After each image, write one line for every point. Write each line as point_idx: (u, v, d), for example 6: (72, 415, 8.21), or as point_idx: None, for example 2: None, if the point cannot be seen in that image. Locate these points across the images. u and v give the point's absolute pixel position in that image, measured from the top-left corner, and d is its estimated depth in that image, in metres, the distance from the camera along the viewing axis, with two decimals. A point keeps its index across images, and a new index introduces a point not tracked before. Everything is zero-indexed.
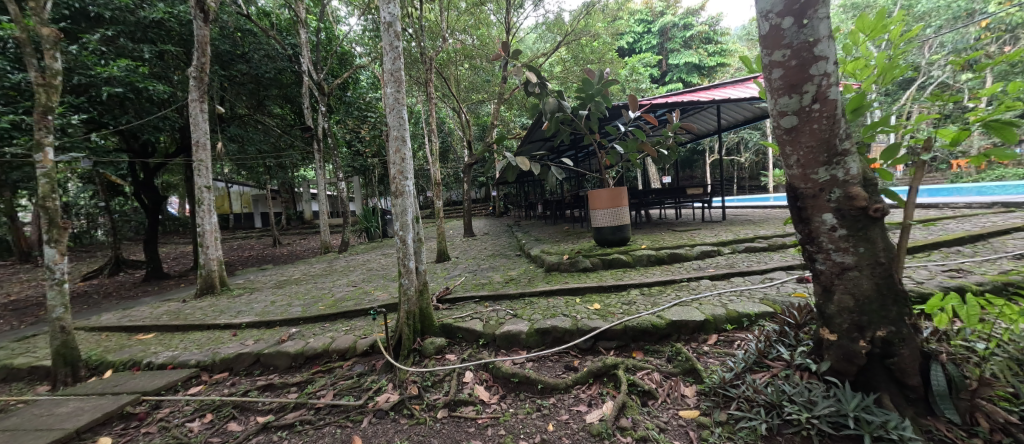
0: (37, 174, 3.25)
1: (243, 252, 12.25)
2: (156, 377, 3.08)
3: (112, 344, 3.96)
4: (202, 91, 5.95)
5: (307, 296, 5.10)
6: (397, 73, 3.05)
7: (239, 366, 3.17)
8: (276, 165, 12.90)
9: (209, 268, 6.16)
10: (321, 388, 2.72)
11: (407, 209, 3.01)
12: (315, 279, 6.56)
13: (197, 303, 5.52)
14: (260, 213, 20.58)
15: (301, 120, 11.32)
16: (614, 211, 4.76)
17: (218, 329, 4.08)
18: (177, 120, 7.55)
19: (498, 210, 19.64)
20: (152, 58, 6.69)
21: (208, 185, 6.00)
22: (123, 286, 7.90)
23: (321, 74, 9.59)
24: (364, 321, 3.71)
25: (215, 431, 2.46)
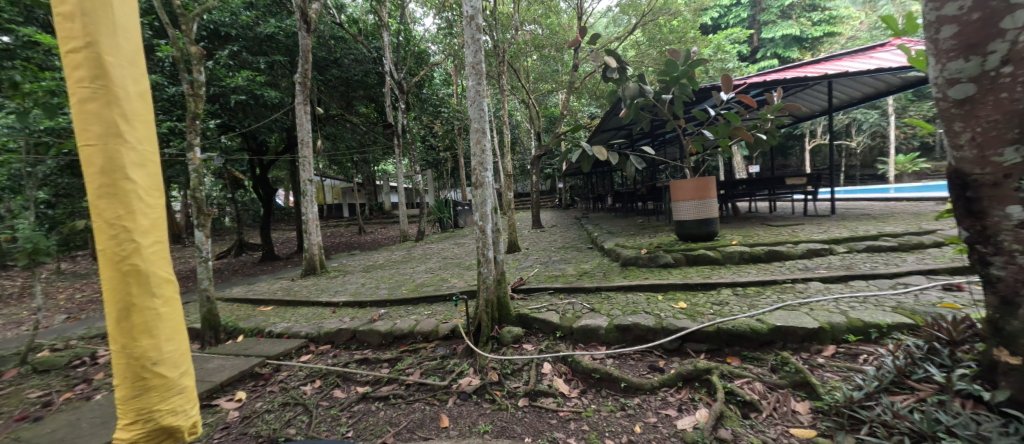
0: (189, 170, 3.93)
1: (336, 239, 13.71)
2: (275, 344, 3.57)
3: (241, 314, 4.68)
4: (305, 94, 6.68)
5: (391, 281, 5.52)
6: (478, 66, 3.11)
7: (339, 340, 3.54)
8: (362, 160, 14.15)
9: (312, 251, 6.97)
10: (409, 366, 2.94)
11: (486, 199, 3.09)
12: (397, 265, 7.08)
13: (303, 282, 6.32)
14: (348, 204, 22.83)
15: (383, 117, 12.23)
16: (700, 202, 4.38)
17: (321, 306, 4.60)
18: (286, 121, 8.62)
19: (565, 202, 19.41)
20: (266, 68, 7.68)
21: (310, 178, 6.78)
22: (246, 265, 9.32)
23: (401, 74, 10.22)
24: (445, 306, 3.92)
25: (323, 395, 2.76)
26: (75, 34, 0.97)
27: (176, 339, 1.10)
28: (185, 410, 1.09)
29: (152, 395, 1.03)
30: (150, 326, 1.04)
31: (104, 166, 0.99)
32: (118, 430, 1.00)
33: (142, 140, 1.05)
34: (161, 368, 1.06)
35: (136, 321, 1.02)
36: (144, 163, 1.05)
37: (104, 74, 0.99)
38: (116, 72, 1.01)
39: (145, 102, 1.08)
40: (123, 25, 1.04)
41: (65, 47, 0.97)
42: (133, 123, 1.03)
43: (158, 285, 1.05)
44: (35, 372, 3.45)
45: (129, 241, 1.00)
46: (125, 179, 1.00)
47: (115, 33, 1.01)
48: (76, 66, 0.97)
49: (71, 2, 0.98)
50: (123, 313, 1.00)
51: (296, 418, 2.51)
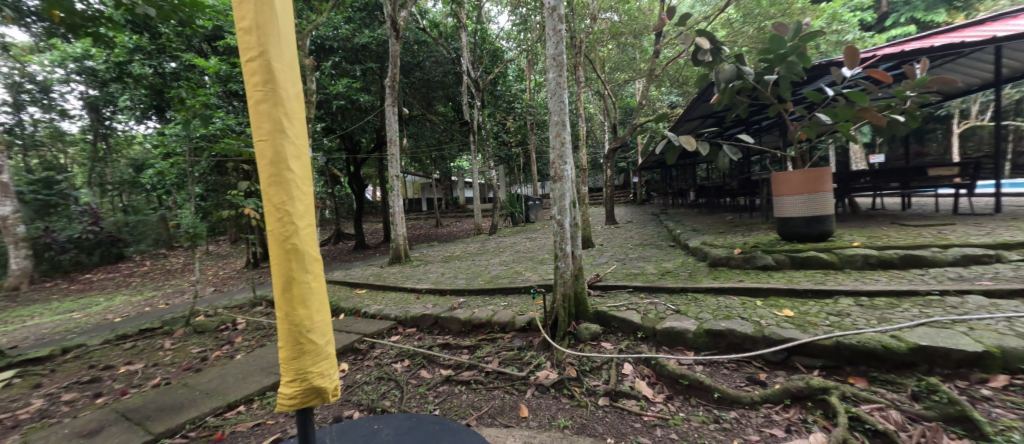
0: None
1: (417, 230, 14.76)
2: (370, 323, 3.95)
3: (341, 295, 5.28)
4: (393, 97, 7.25)
5: (468, 272, 5.77)
6: (559, 57, 3.07)
7: (423, 324, 3.80)
8: (440, 157, 14.99)
9: (398, 242, 7.58)
10: (488, 354, 3.04)
11: (565, 193, 3.05)
12: (472, 257, 7.39)
13: (391, 269, 6.91)
14: (427, 198, 24.41)
15: (460, 116, 12.80)
16: (810, 197, 3.83)
17: (407, 291, 4.99)
18: (376, 122, 9.46)
19: (641, 197, 18.44)
20: (361, 74, 8.50)
21: (397, 174, 7.36)
22: (343, 252, 10.50)
23: (478, 72, 10.55)
24: (521, 299, 3.99)
25: (411, 374, 2.99)
26: (245, 16, 1.02)
27: (322, 309, 1.15)
28: (330, 376, 1.15)
29: (305, 359, 1.10)
30: (303, 296, 1.09)
31: (273, 155, 1.04)
32: (279, 389, 1.07)
33: (297, 117, 1.09)
34: (311, 336, 1.12)
35: (293, 291, 1.07)
36: (299, 139, 1.08)
37: (268, 54, 1.02)
38: (277, 51, 1.04)
39: (299, 81, 1.11)
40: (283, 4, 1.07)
41: (238, 29, 1.03)
42: (290, 100, 1.07)
43: (309, 257, 1.09)
44: (195, 332, 4.29)
45: (288, 216, 1.05)
46: (283, 153, 1.04)
47: (277, 10, 1.03)
48: (247, 46, 1.02)
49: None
50: (286, 288, 1.06)
51: (389, 392, 2.75)
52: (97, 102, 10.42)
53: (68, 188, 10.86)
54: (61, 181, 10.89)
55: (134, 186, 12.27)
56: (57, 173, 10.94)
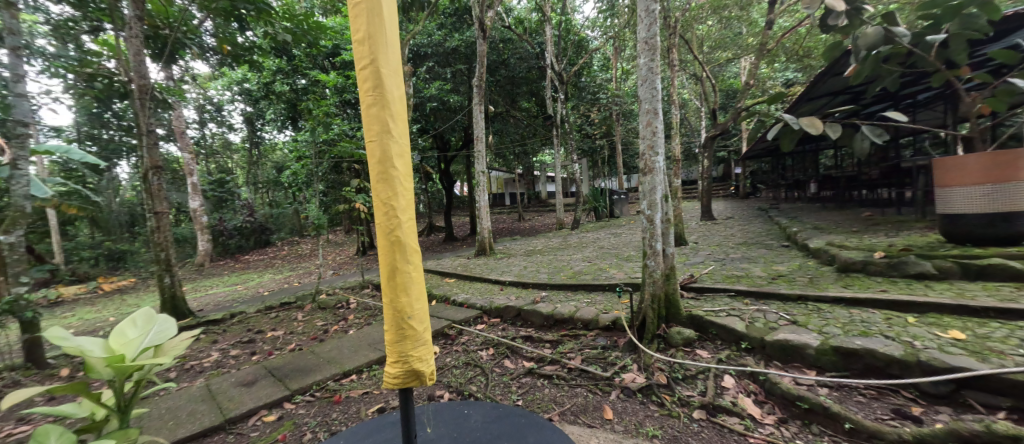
0: None
1: (500, 224, 15.25)
2: (458, 311, 4.18)
3: (433, 282, 5.70)
4: (480, 95, 7.53)
5: (550, 266, 5.76)
6: (651, 40, 2.86)
7: (507, 315, 3.89)
8: (524, 152, 15.21)
9: (483, 235, 7.90)
10: (570, 351, 3.02)
11: (655, 186, 2.85)
12: (555, 252, 7.37)
13: (477, 260, 7.25)
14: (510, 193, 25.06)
15: (543, 110, 12.81)
16: (993, 189, 2.99)
17: (491, 283, 5.18)
18: (465, 121, 9.96)
19: (744, 191, 16.40)
20: (451, 76, 9.01)
21: (483, 170, 7.66)
22: (435, 243, 11.34)
23: (562, 65, 10.40)
24: (605, 297, 3.85)
25: (496, 363, 3.09)
26: (360, 29, 1.12)
27: (422, 298, 1.22)
28: (427, 361, 1.22)
29: (406, 343, 1.18)
30: (405, 285, 1.17)
31: (381, 155, 1.13)
32: (386, 367, 1.18)
33: (400, 118, 1.16)
34: (412, 322, 1.20)
35: (396, 279, 1.16)
36: (402, 138, 1.15)
37: (376, 61, 1.11)
38: (385, 57, 1.12)
39: (404, 83, 1.19)
40: (390, 12, 1.14)
41: (354, 42, 1.14)
42: (394, 102, 1.14)
43: (410, 248, 1.17)
44: (319, 308, 5.04)
45: (392, 209, 1.13)
46: (389, 152, 1.13)
47: (384, 19, 1.11)
48: (361, 57, 1.13)
49: (362, 14, 1.11)
50: (391, 275, 1.15)
51: (475, 377, 2.88)
52: (251, 116, 12.87)
53: (233, 186, 13.64)
54: (229, 181, 13.73)
55: (276, 184, 14.86)
56: (226, 175, 13.83)
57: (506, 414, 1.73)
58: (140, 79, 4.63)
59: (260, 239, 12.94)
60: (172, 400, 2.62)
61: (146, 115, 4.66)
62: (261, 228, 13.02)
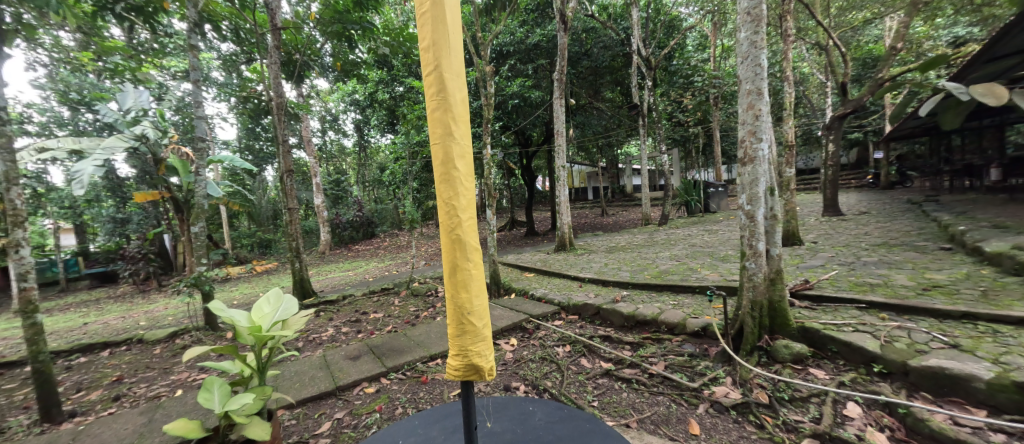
0: (484, 162, 5.19)
1: (582, 219, 14.95)
2: (537, 305, 4.23)
3: (513, 276, 5.86)
4: (562, 89, 7.43)
5: (633, 264, 5.49)
6: (755, 10, 2.52)
7: (586, 312, 3.82)
8: (607, 144, 14.63)
9: (563, 230, 7.84)
10: (652, 355, 2.88)
11: (758, 178, 2.53)
12: (639, 249, 6.98)
13: (557, 256, 7.23)
14: (593, 187, 24.42)
15: (628, 99, 12.14)
16: None
17: (571, 279, 5.13)
18: (545, 116, 9.95)
19: (885, 180, 13.49)
20: (533, 72, 9.05)
21: (564, 164, 7.58)
22: (517, 238, 11.61)
23: (650, 49, 9.70)
24: (695, 300, 3.56)
25: (572, 360, 3.05)
26: (425, 38, 1.18)
27: (482, 294, 1.25)
28: (486, 356, 1.24)
29: (467, 337, 1.23)
30: (465, 281, 1.20)
31: (444, 158, 1.18)
32: (449, 358, 1.25)
33: (463, 120, 1.19)
34: (472, 317, 1.24)
35: (457, 276, 1.20)
36: (464, 139, 1.18)
37: (439, 67, 1.16)
38: (448, 62, 1.16)
39: (466, 86, 1.21)
40: (452, 17, 1.17)
41: (422, 50, 1.21)
42: (457, 104, 1.18)
43: (470, 247, 1.20)
44: (413, 294, 5.56)
45: (454, 209, 1.17)
46: (451, 153, 1.17)
47: (447, 25, 1.14)
48: (427, 64, 1.19)
49: (428, 24, 1.17)
50: (453, 273, 1.21)
51: (551, 373, 2.88)
52: (360, 123, 14.60)
53: (346, 185, 15.68)
54: (343, 180, 15.83)
55: (379, 183, 16.67)
56: (341, 176, 15.98)
57: (572, 416, 1.86)
58: (277, 98, 5.58)
59: (366, 231, 14.69)
60: (296, 366, 3.12)
61: (282, 127, 5.61)
62: (368, 222, 14.75)
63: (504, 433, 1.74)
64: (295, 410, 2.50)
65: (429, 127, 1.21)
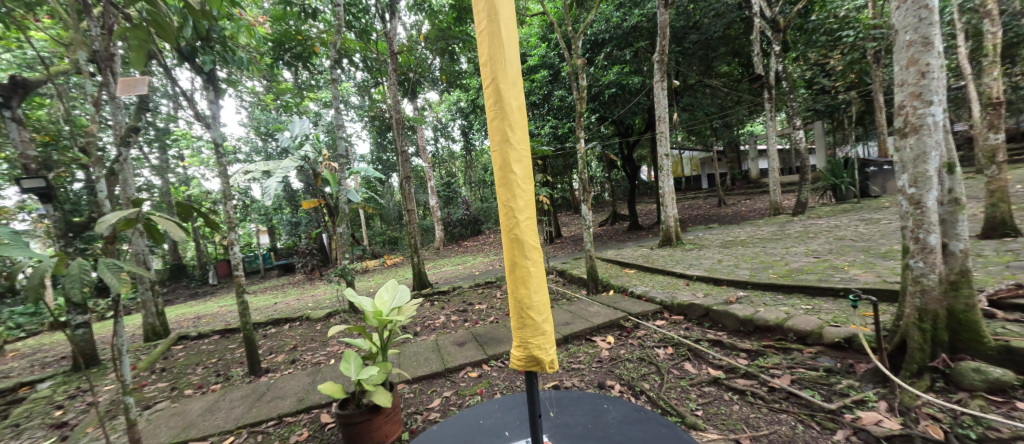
0: (579, 157, 5.14)
1: (694, 211, 13.57)
2: (636, 303, 4.02)
3: (613, 272, 5.67)
4: (663, 71, 6.85)
5: (755, 261, 4.79)
6: None
7: (692, 314, 3.50)
8: (723, 125, 12.96)
9: (668, 223, 7.25)
10: (775, 367, 2.52)
11: (927, 152, 2.00)
12: (764, 243, 6.05)
13: (662, 251, 6.74)
14: (707, 175, 21.95)
15: (749, 71, 10.54)
16: None
17: (676, 276, 4.74)
18: (646, 102, 9.30)
19: None
20: (631, 57, 8.54)
21: (667, 152, 7.00)
22: (618, 232, 11.15)
23: (777, 8, 8.24)
24: (836, 306, 2.96)
25: (675, 364, 2.84)
26: (483, 52, 1.25)
27: (543, 291, 1.27)
28: (547, 351, 1.26)
29: (527, 330, 1.26)
30: (525, 279, 1.24)
31: (501, 163, 1.23)
32: (512, 349, 1.30)
33: (520, 126, 1.23)
34: (532, 312, 1.26)
35: (517, 273, 1.24)
36: (520, 143, 1.22)
37: (496, 77, 1.21)
38: (504, 72, 1.21)
39: (524, 92, 1.24)
40: (508, 29, 1.21)
41: (482, 64, 1.28)
42: (513, 111, 1.21)
43: (528, 245, 1.23)
44: None
45: (511, 210, 1.22)
46: (507, 158, 1.21)
47: (502, 38, 1.19)
48: (485, 76, 1.25)
49: (486, 38, 1.23)
50: (512, 270, 1.25)
51: (650, 375, 2.73)
52: (465, 129, 15.76)
53: (455, 186, 17.17)
54: (453, 182, 17.35)
55: (484, 183, 17.77)
56: (451, 178, 17.50)
57: (658, 427, 1.68)
58: (396, 114, 6.43)
59: (473, 228, 15.86)
60: (414, 347, 3.58)
61: (401, 140, 6.43)
62: (474, 219, 15.90)
63: (574, 426, 1.74)
64: (412, 385, 2.88)
65: (490, 134, 1.28)
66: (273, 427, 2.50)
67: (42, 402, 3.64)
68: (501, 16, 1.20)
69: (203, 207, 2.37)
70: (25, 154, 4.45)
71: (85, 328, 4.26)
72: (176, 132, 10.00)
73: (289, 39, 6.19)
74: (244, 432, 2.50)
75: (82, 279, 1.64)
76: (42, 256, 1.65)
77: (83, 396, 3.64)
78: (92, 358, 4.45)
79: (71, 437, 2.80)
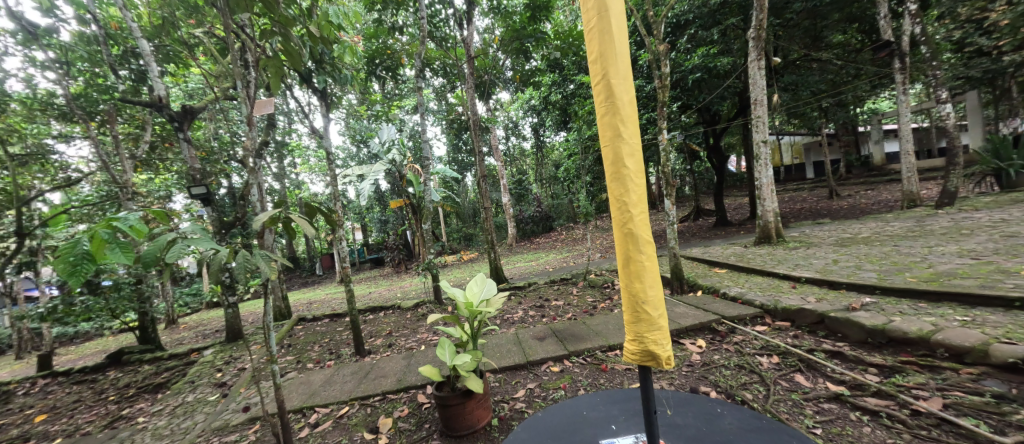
0: (660, 149, 4.85)
1: (797, 204, 11.93)
2: (730, 306, 3.68)
3: (700, 271, 5.25)
4: (759, 49, 6.12)
5: (883, 262, 4.07)
6: None
7: (802, 320, 3.11)
8: (835, 105, 11.17)
9: (766, 219, 6.49)
10: (920, 387, 2.16)
11: None
12: (895, 241, 5.10)
13: (758, 249, 6.07)
14: (813, 162, 19.15)
15: (871, 39, 8.93)
16: None
17: (778, 277, 4.24)
18: (738, 85, 8.42)
19: None
20: (719, 37, 7.78)
21: (764, 139, 6.27)
22: (704, 229, 10.29)
23: None
24: (1005, 319, 2.42)
25: (783, 375, 2.56)
26: (593, 50, 1.25)
27: (657, 285, 1.23)
28: (663, 347, 1.22)
29: (642, 325, 1.24)
30: (639, 273, 1.22)
31: (613, 158, 1.23)
32: (624, 343, 1.29)
33: (631, 120, 1.21)
34: (647, 307, 1.24)
35: (630, 267, 1.23)
36: (633, 138, 1.20)
37: (606, 74, 1.21)
38: (615, 67, 1.20)
39: (634, 86, 1.22)
40: (619, 24, 1.20)
41: (591, 63, 1.28)
42: (625, 106, 1.20)
43: (642, 239, 1.20)
44: (590, 285, 5.75)
45: (625, 205, 1.20)
46: (620, 152, 1.20)
47: (613, 34, 1.18)
48: (595, 74, 1.26)
49: (595, 37, 1.23)
50: (626, 264, 1.24)
51: (752, 384, 2.49)
52: (537, 126, 15.84)
53: (527, 184, 17.36)
54: (524, 180, 17.57)
55: (555, 179, 17.72)
56: (523, 176, 17.76)
57: (772, 429, 1.61)
58: (473, 116, 6.70)
59: (545, 225, 15.91)
60: (496, 339, 3.72)
61: (477, 141, 6.70)
62: (546, 216, 15.94)
63: (685, 428, 1.67)
64: (497, 375, 3.01)
65: (599, 130, 1.28)
66: (378, 402, 2.81)
67: (207, 365, 4.55)
68: (611, 12, 1.20)
69: (325, 207, 2.59)
70: (191, 167, 5.59)
71: (234, 307, 5.23)
72: (290, 143, 11.67)
73: (380, 54, 6.85)
74: (356, 404, 2.84)
75: (248, 266, 1.98)
76: (219, 247, 2.03)
77: (234, 363, 4.46)
78: (238, 332, 5.43)
79: (229, 394, 3.46)
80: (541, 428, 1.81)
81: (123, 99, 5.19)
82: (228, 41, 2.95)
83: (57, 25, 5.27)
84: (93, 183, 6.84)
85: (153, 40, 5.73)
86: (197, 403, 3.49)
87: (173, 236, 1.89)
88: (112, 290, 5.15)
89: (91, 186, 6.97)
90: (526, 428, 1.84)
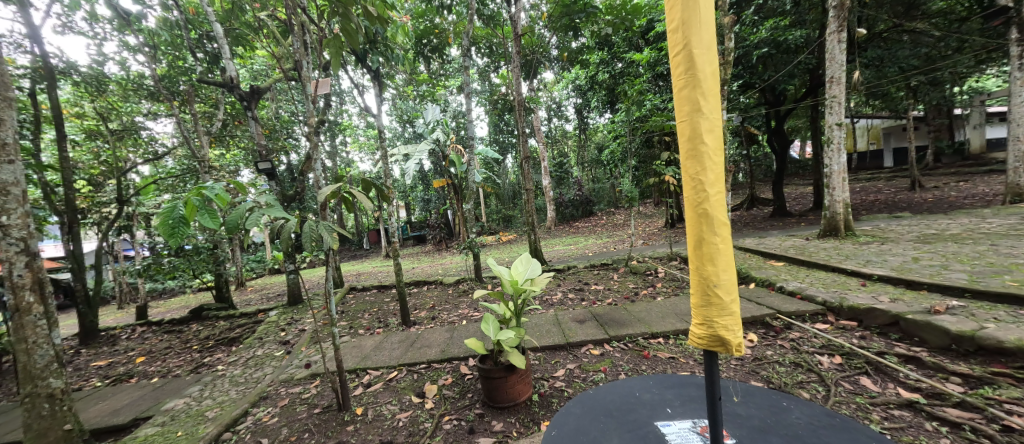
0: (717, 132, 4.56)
1: (870, 195, 10.77)
2: (787, 301, 3.45)
3: (753, 263, 4.96)
4: (840, 20, 5.49)
5: (976, 262, 3.61)
6: None
7: (872, 321, 2.86)
8: (927, 83, 9.82)
9: (834, 210, 5.94)
10: (1015, 402, 1.94)
11: None
12: (994, 240, 4.46)
13: (822, 243, 5.60)
14: (893, 149, 17.13)
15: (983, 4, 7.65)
16: None
17: (845, 274, 3.90)
18: (810, 61, 7.63)
19: None
20: (791, 6, 7.05)
21: (839, 121, 5.68)
22: (759, 219, 9.62)
23: None
24: None
25: (846, 376, 2.39)
26: (675, 19, 1.18)
27: (731, 269, 1.18)
28: (734, 333, 1.16)
29: (712, 309, 1.18)
30: (711, 255, 1.17)
31: (691, 135, 1.17)
32: (691, 326, 1.24)
33: (713, 94, 1.13)
34: (719, 291, 1.18)
35: (703, 249, 1.18)
36: (714, 113, 1.13)
37: (688, 45, 1.14)
38: (698, 37, 1.13)
39: (718, 58, 1.15)
40: None
41: (670, 32, 1.21)
42: (706, 78, 1.13)
43: (717, 220, 1.15)
44: (632, 272, 5.62)
45: (701, 184, 1.15)
46: (698, 128, 1.14)
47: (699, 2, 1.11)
48: (674, 44, 1.19)
49: (678, 8, 1.16)
50: (698, 244, 1.19)
51: (809, 384, 2.36)
52: (580, 107, 15.40)
53: (567, 166, 17.06)
54: (565, 162, 17.27)
55: (598, 162, 17.25)
56: (564, 159, 17.43)
57: (841, 426, 1.52)
58: (518, 96, 6.60)
59: (586, 209, 15.61)
60: (536, 319, 3.77)
61: (521, 122, 6.62)
62: (587, 200, 15.63)
63: (750, 418, 1.60)
64: (538, 353, 3.07)
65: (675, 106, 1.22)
66: (424, 369, 2.98)
67: (272, 324, 5.04)
68: None
69: (380, 183, 2.65)
70: (259, 143, 6.02)
71: (294, 274, 5.70)
72: (342, 123, 12.26)
73: (428, 34, 6.94)
74: (403, 369, 3.03)
75: (313, 235, 2.15)
76: (290, 216, 2.23)
77: (295, 324, 4.89)
78: (297, 297, 5.92)
79: (293, 351, 3.82)
80: (591, 405, 1.82)
81: (200, 80, 5.65)
82: (290, 23, 3.09)
83: (145, 11, 5.77)
84: (175, 157, 7.61)
85: (225, 24, 6.16)
86: (266, 357, 3.89)
87: (251, 205, 2.11)
88: (193, 254, 5.78)
89: (174, 159, 7.76)
90: (579, 403, 1.86)
